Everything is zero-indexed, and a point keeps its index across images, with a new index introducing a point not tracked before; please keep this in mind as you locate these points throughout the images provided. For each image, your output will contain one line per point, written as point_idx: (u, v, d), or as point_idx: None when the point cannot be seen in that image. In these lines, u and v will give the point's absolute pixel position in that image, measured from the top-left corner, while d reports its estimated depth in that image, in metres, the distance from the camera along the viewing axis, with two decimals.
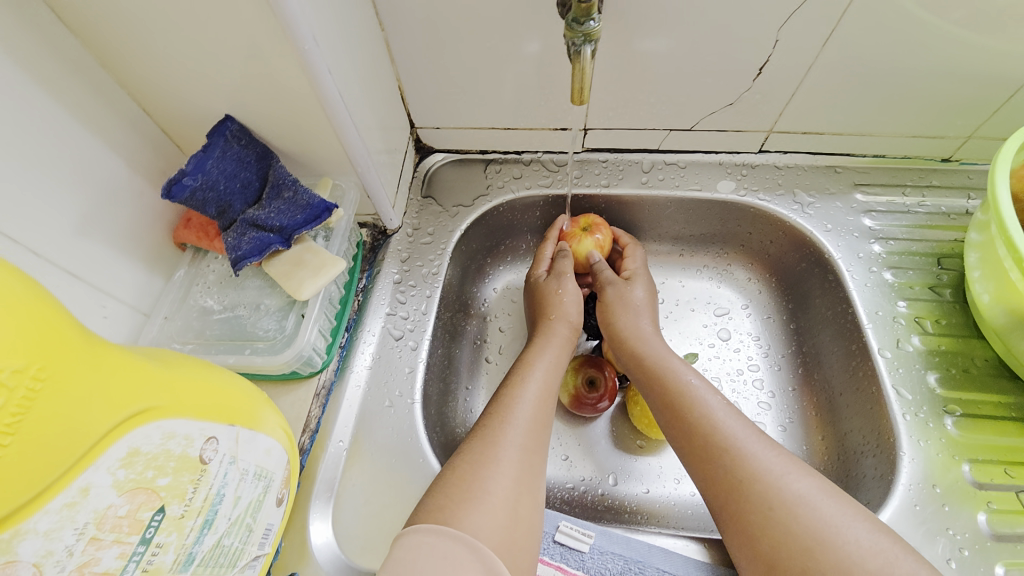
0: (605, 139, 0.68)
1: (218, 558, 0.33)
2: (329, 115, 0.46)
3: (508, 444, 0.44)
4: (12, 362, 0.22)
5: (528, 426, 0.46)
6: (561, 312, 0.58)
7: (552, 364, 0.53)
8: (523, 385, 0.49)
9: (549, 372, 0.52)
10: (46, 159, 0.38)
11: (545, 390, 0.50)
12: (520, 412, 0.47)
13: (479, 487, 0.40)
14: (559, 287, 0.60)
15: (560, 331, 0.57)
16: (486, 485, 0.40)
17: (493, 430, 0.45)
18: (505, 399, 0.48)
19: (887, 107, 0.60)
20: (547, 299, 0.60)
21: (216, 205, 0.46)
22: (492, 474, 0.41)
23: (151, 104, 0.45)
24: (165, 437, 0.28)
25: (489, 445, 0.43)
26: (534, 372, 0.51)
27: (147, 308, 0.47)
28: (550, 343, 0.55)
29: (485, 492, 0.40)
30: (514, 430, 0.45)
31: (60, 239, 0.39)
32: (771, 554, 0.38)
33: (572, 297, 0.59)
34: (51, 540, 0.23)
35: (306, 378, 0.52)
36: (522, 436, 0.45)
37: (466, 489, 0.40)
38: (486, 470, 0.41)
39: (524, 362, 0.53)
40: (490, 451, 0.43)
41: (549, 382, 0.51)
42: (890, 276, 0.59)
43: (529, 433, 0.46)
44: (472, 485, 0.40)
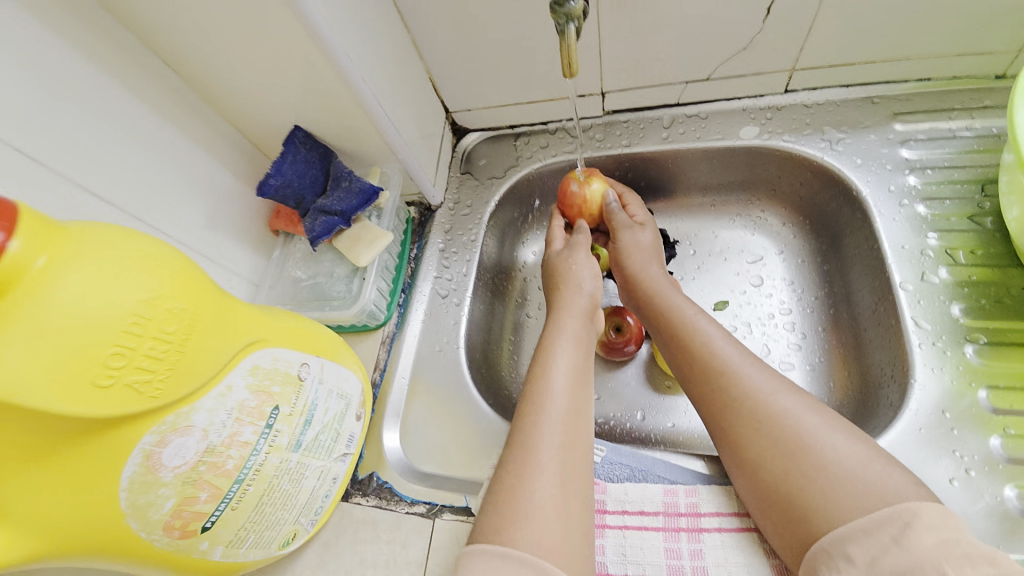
0: (623, 100, 0.71)
1: (317, 448, 0.47)
2: (370, 116, 0.56)
3: (546, 436, 0.44)
4: (180, 304, 0.35)
5: (565, 418, 0.46)
6: (570, 279, 0.59)
7: (572, 340, 0.53)
8: (547, 376, 0.49)
9: (571, 351, 0.51)
10: (180, 175, 0.54)
11: (572, 373, 0.49)
12: (552, 404, 0.46)
13: (528, 482, 0.41)
14: (571, 256, 0.61)
15: (576, 302, 0.57)
16: (536, 479, 0.41)
17: (528, 425, 0.45)
18: (535, 390, 0.48)
19: (921, 27, 0.57)
20: (559, 272, 0.61)
21: (294, 198, 0.59)
22: (538, 469, 0.42)
23: (243, 125, 0.60)
24: (274, 359, 0.42)
25: (529, 438, 0.44)
26: (556, 357, 0.50)
27: (257, 281, 0.63)
28: (567, 314, 0.55)
29: (536, 486, 0.41)
30: (551, 426, 0.45)
31: (196, 232, 0.55)
32: (756, 459, 0.44)
33: (583, 264, 0.60)
34: (212, 415, 0.37)
35: (374, 329, 0.66)
36: (558, 430, 0.45)
37: (514, 488, 0.41)
38: (532, 465, 0.42)
39: (545, 347, 0.52)
40: (528, 445, 0.44)
41: (575, 362, 0.51)
42: (923, 209, 0.57)
43: (567, 427, 0.45)
44: (521, 481, 0.41)
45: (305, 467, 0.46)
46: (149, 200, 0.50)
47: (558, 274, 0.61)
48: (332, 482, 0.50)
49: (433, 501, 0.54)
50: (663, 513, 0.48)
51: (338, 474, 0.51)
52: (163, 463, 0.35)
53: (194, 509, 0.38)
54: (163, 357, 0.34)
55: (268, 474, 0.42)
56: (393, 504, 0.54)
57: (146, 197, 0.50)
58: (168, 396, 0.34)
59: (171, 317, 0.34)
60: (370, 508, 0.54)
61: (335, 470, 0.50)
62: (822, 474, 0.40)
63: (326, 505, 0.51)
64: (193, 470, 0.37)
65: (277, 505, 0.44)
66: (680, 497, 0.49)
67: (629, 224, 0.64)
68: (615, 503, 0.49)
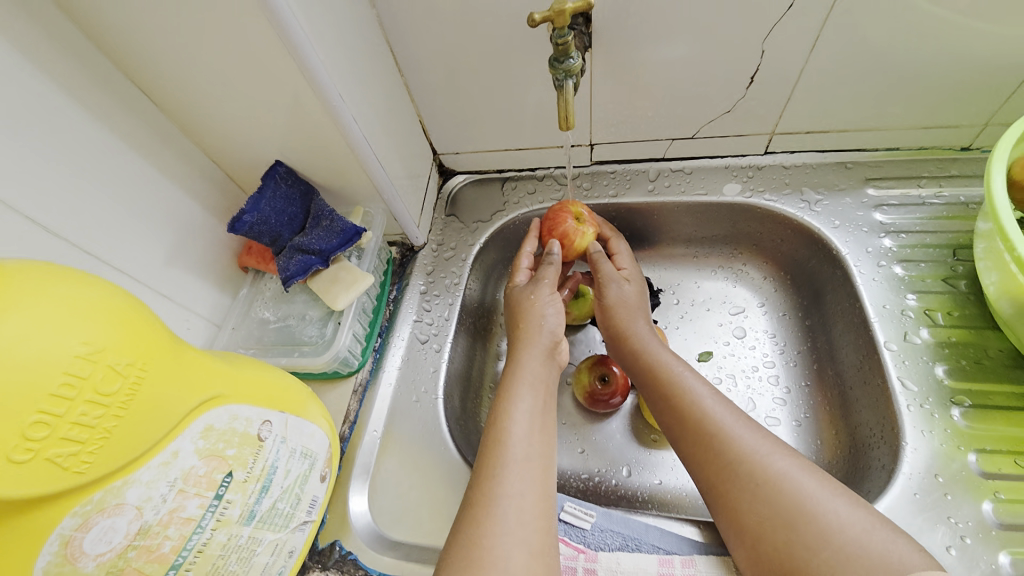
0: (611, 151, 0.72)
1: (274, 517, 0.41)
2: (357, 154, 0.54)
3: (497, 492, 0.41)
4: (125, 357, 0.30)
5: (521, 469, 0.42)
6: (532, 319, 0.55)
7: (532, 387, 0.49)
8: (503, 425, 0.45)
9: (532, 399, 0.48)
10: (143, 206, 0.49)
11: (531, 422, 0.46)
12: (506, 455, 0.43)
13: (478, 542, 0.38)
14: (535, 292, 0.57)
15: (539, 343, 0.53)
16: (486, 540, 0.38)
17: (480, 480, 0.42)
18: (493, 438, 0.45)
19: (891, 101, 0.60)
20: (521, 311, 0.57)
21: (269, 235, 0.56)
22: (489, 529, 0.39)
23: (220, 157, 0.56)
24: (231, 418, 0.37)
25: (482, 498, 0.41)
26: (514, 404, 0.47)
27: (219, 320, 0.58)
28: (528, 359, 0.51)
29: (488, 547, 0.38)
30: (502, 480, 0.41)
31: (154, 268, 0.50)
32: (757, 528, 0.41)
33: (547, 303, 0.56)
34: (150, 488, 0.32)
35: (346, 376, 0.61)
36: (512, 483, 0.41)
37: (462, 549, 0.38)
38: (481, 524, 0.39)
39: (504, 393, 0.48)
40: (479, 504, 0.40)
41: (536, 409, 0.47)
42: (900, 270, 0.59)
43: (522, 479, 0.42)
44: (471, 542, 0.38)
45: (257, 542, 0.40)
46: (104, 232, 0.46)
47: (518, 312, 0.57)
48: (288, 556, 0.44)
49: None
50: None
51: (296, 545, 0.45)
52: (84, 552, 0.30)
53: None
54: (98, 422, 0.29)
55: (212, 554, 0.37)
56: None
57: (101, 229, 0.46)
58: (98, 468, 0.29)
59: (112, 373, 0.29)
60: None
61: (293, 542, 0.44)
62: (827, 545, 0.38)
63: None
64: (120, 558, 0.31)
65: None
66: (676, 569, 0.45)
67: (615, 278, 0.62)
68: (606, 573, 0.45)
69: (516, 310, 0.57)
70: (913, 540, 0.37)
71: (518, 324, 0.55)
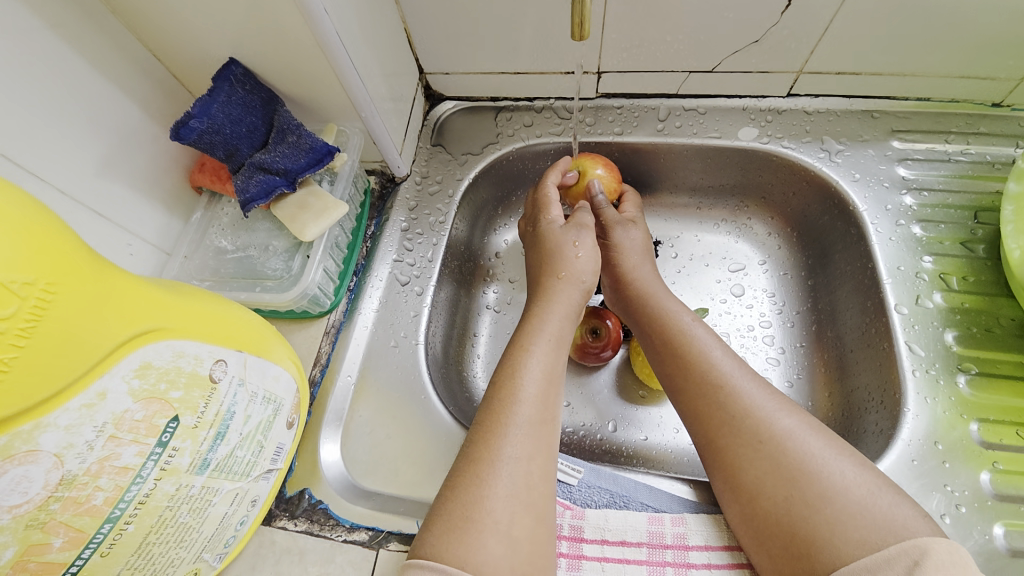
0: (620, 83, 0.64)
1: (232, 466, 0.37)
2: (329, 57, 0.46)
3: (504, 455, 0.37)
4: (22, 274, 0.24)
5: (531, 430, 0.39)
6: (573, 271, 0.50)
7: (554, 342, 0.45)
8: (516, 380, 0.41)
9: (550, 355, 0.44)
10: (65, 103, 0.41)
11: (545, 379, 0.42)
12: (516, 414, 0.39)
13: (476, 506, 0.35)
14: (578, 240, 0.51)
15: (568, 299, 0.48)
16: (483, 504, 0.35)
17: (483, 437, 0.38)
18: (503, 393, 0.40)
19: (935, 42, 0.54)
20: (557, 258, 0.51)
21: (224, 148, 0.48)
22: (491, 493, 0.36)
23: (161, 50, 0.47)
24: (175, 355, 0.31)
25: (485, 458, 0.37)
26: (531, 358, 0.43)
27: (169, 248, 0.51)
28: (554, 312, 0.47)
29: (487, 513, 0.35)
30: (509, 442, 0.38)
31: (83, 179, 0.42)
32: (755, 485, 0.39)
33: (588, 255, 0.51)
34: (71, 435, 0.27)
35: (318, 317, 0.55)
36: (517, 447, 0.38)
37: (457, 510, 0.35)
38: (482, 486, 0.36)
39: (521, 346, 0.44)
40: (480, 464, 0.37)
41: (551, 365, 0.43)
42: (919, 230, 0.56)
43: (531, 442, 0.38)
44: (468, 504, 0.35)
45: (213, 492, 0.36)
46: (13, 127, 0.37)
47: (552, 258, 0.51)
48: (250, 505, 0.40)
49: (377, 526, 0.45)
50: (648, 545, 0.42)
51: (259, 494, 0.41)
52: None
53: (46, 560, 0.28)
54: None
55: (158, 506, 0.32)
56: (328, 531, 0.45)
57: (8, 122, 0.37)
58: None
59: (4, 293, 0.23)
60: (297, 534, 0.45)
61: (255, 491, 0.40)
62: (828, 505, 0.36)
63: (240, 534, 0.41)
64: (41, 510, 0.27)
65: (171, 543, 0.34)
66: (666, 527, 0.43)
67: (620, 220, 0.58)
68: (593, 531, 0.43)
69: (548, 255, 0.52)
70: (916, 504, 0.36)
71: (552, 270, 0.50)
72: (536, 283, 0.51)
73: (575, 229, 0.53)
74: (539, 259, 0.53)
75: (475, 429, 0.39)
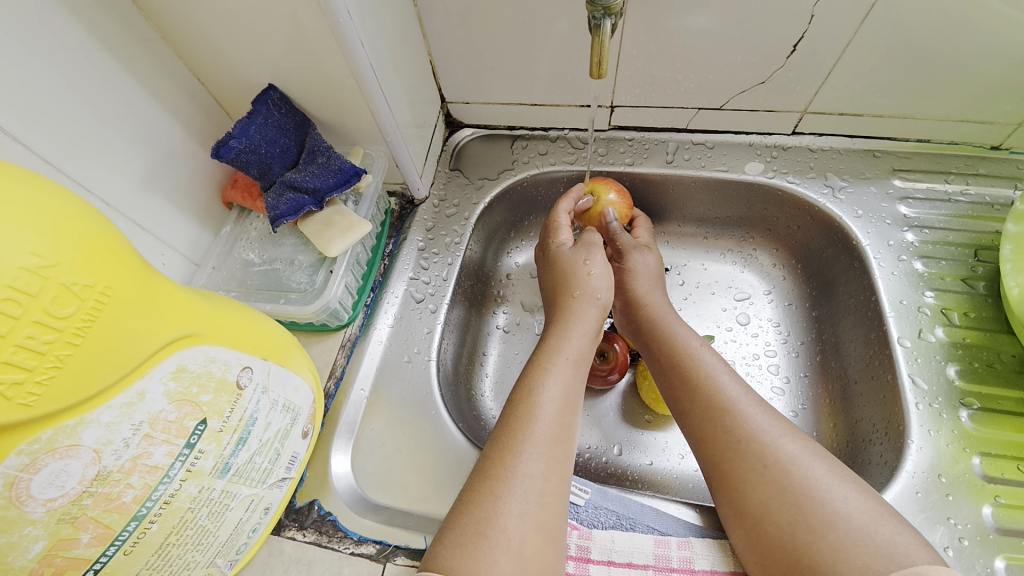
0: (632, 117, 0.68)
1: (250, 472, 0.38)
2: (361, 86, 0.49)
3: (519, 472, 0.38)
4: (83, 278, 0.26)
5: (546, 449, 0.40)
6: (586, 289, 0.52)
7: (571, 362, 0.46)
8: (531, 399, 0.42)
9: (568, 375, 0.45)
10: (116, 120, 0.44)
11: (563, 399, 0.43)
12: (532, 432, 0.40)
13: (491, 522, 0.36)
14: (588, 258, 0.53)
15: (586, 318, 0.50)
16: (497, 521, 0.36)
17: (498, 455, 0.39)
18: (521, 412, 0.42)
19: (933, 88, 0.57)
20: (571, 277, 0.53)
21: (257, 166, 0.50)
22: (505, 510, 0.36)
23: (205, 74, 0.50)
24: (208, 360, 0.33)
25: (500, 475, 0.38)
26: (548, 378, 0.44)
27: (198, 259, 0.53)
28: (572, 332, 0.48)
29: (501, 530, 0.35)
30: (524, 460, 0.39)
31: (127, 192, 0.45)
32: (760, 508, 0.40)
33: (600, 273, 0.53)
34: (110, 431, 0.28)
35: (335, 330, 0.57)
36: (532, 465, 0.39)
37: (471, 525, 0.36)
38: (497, 503, 0.37)
39: (538, 365, 0.45)
40: (495, 481, 0.38)
41: (569, 384, 0.44)
42: (920, 265, 0.58)
43: (546, 461, 0.39)
44: (483, 520, 0.36)
45: (231, 496, 0.37)
46: (68, 141, 0.40)
47: (566, 277, 0.53)
48: (263, 513, 0.41)
49: (384, 540, 0.45)
50: (654, 567, 0.43)
51: (272, 502, 0.42)
52: (31, 496, 0.26)
53: (72, 555, 0.29)
54: (47, 349, 0.24)
55: (180, 507, 0.33)
56: (336, 542, 0.45)
57: (64, 136, 0.40)
58: (48, 401, 0.25)
59: (66, 294, 0.25)
60: (306, 545, 0.45)
61: (269, 498, 0.41)
62: (831, 531, 0.36)
63: (252, 541, 0.42)
64: (74, 505, 0.28)
65: (188, 545, 0.35)
66: (672, 550, 0.44)
67: (635, 245, 0.60)
68: (600, 552, 0.44)
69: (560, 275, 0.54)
70: (918, 533, 0.36)
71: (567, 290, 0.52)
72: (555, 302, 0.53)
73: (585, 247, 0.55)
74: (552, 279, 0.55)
75: (491, 447, 0.40)
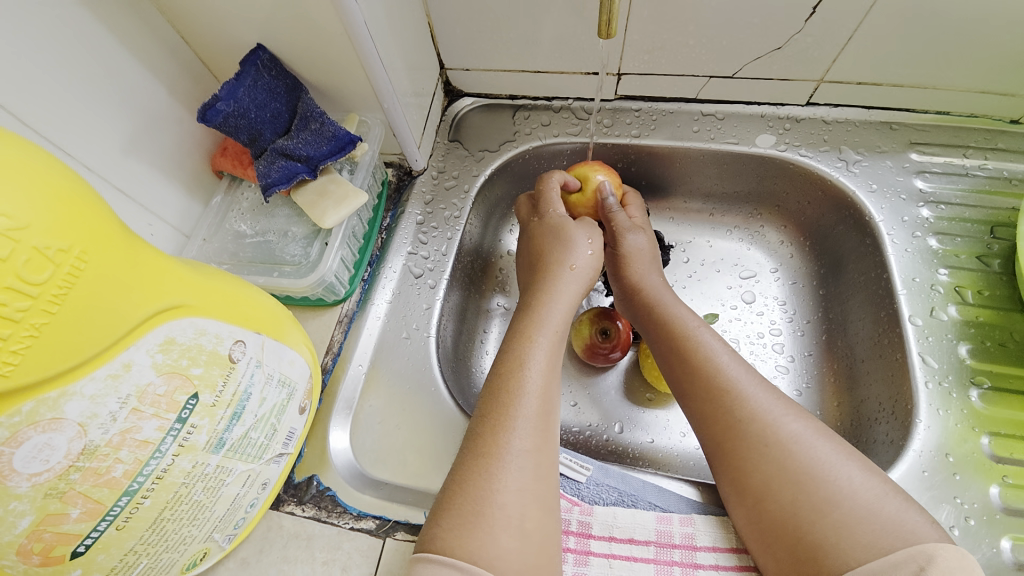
0: (640, 85, 0.65)
1: (246, 448, 0.37)
2: (356, 47, 0.46)
3: (511, 447, 0.37)
4: (58, 242, 0.24)
5: (535, 422, 0.39)
6: (572, 262, 0.50)
7: (555, 335, 0.45)
8: (523, 373, 0.41)
9: (553, 348, 0.44)
10: (95, 81, 0.41)
11: (548, 372, 0.42)
12: (522, 406, 0.39)
13: (487, 500, 0.35)
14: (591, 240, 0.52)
15: (568, 292, 0.48)
16: (495, 498, 0.35)
17: (491, 429, 0.38)
18: (505, 386, 0.40)
19: (958, 57, 0.54)
20: (555, 246, 0.51)
21: (247, 132, 0.48)
22: (501, 486, 0.36)
23: (189, 32, 0.47)
24: (197, 332, 0.32)
25: (493, 451, 0.37)
26: (536, 351, 0.43)
27: (188, 230, 0.51)
28: (555, 302, 0.47)
29: (498, 506, 0.35)
30: (515, 435, 0.38)
31: (109, 158, 0.43)
32: (762, 487, 0.39)
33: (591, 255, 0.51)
34: (95, 404, 0.27)
35: (332, 305, 0.56)
36: (525, 439, 0.38)
37: (467, 505, 0.35)
38: (492, 479, 0.36)
39: (522, 337, 0.44)
40: (488, 458, 0.37)
41: (553, 357, 0.43)
42: (935, 242, 0.56)
43: (536, 434, 0.38)
44: (478, 498, 0.35)
45: (226, 472, 0.36)
46: (45, 102, 0.38)
47: (560, 247, 0.51)
48: (261, 488, 0.40)
49: (384, 515, 0.45)
50: (656, 543, 0.43)
51: (270, 477, 0.41)
52: (15, 470, 0.25)
53: (62, 530, 0.28)
54: (22, 317, 0.23)
55: (174, 482, 0.32)
56: (335, 518, 0.45)
57: (40, 97, 0.37)
58: (26, 372, 0.24)
59: (40, 258, 0.23)
60: (305, 520, 0.45)
61: (266, 474, 0.40)
62: (835, 509, 0.36)
63: (250, 516, 0.41)
64: (61, 480, 0.27)
65: (183, 520, 0.34)
66: (674, 526, 0.43)
67: (629, 226, 0.57)
68: (602, 527, 0.43)
69: (555, 243, 0.52)
70: (925, 510, 0.36)
71: (562, 261, 0.50)
72: (538, 270, 0.51)
73: (586, 227, 0.53)
74: (542, 245, 0.53)
75: (483, 422, 0.39)
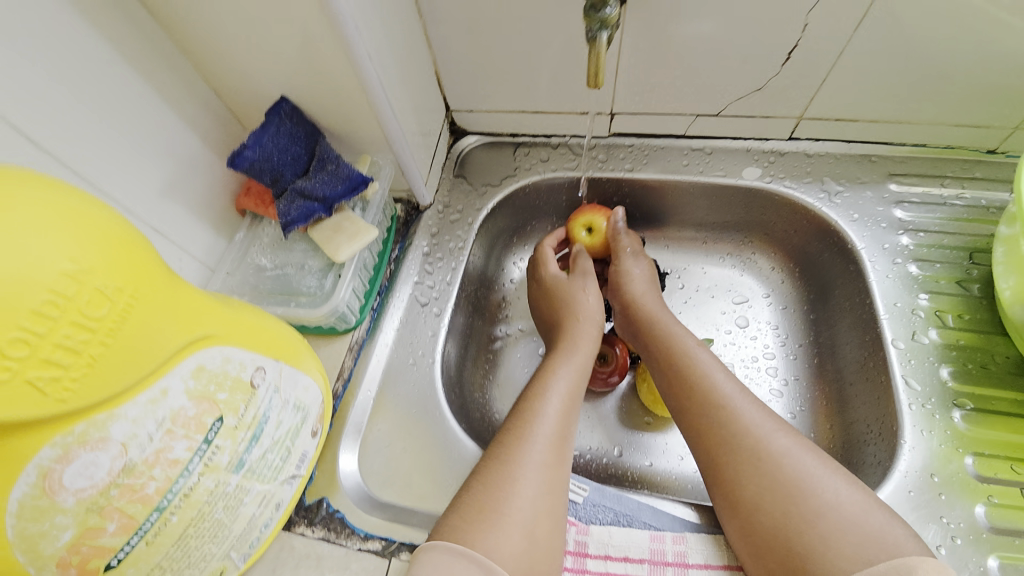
0: (632, 124, 0.69)
1: (263, 469, 0.40)
2: (370, 98, 0.51)
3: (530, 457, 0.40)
4: (114, 283, 0.28)
5: (554, 443, 0.41)
6: (585, 310, 0.55)
7: (577, 368, 0.48)
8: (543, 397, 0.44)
9: (573, 378, 0.47)
10: (139, 132, 0.46)
11: (569, 398, 0.45)
12: (542, 426, 0.42)
13: (506, 500, 0.38)
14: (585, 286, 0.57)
15: (588, 331, 0.53)
16: (512, 500, 0.38)
17: (514, 440, 0.41)
18: (526, 407, 0.44)
19: (927, 94, 0.58)
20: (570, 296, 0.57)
21: (270, 175, 0.53)
22: (517, 490, 0.38)
23: (222, 88, 0.53)
24: (224, 360, 0.35)
25: (513, 457, 0.40)
26: (556, 379, 0.46)
27: (212, 264, 0.55)
28: (575, 342, 0.51)
29: (515, 507, 0.37)
30: (535, 448, 0.40)
31: (147, 200, 0.47)
32: (754, 500, 0.41)
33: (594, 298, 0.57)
34: (136, 426, 0.30)
35: (342, 334, 0.58)
36: (544, 453, 0.40)
37: (486, 502, 0.37)
38: (512, 482, 0.38)
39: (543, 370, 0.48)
40: (511, 463, 0.39)
41: (574, 387, 0.46)
42: (915, 269, 0.59)
43: (554, 453, 0.41)
44: (497, 497, 0.38)
45: (244, 492, 0.38)
46: (96, 153, 0.42)
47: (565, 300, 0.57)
48: (275, 508, 0.43)
49: (390, 536, 0.47)
50: (649, 561, 0.44)
51: (283, 499, 0.43)
52: (63, 486, 0.28)
53: (98, 544, 0.31)
54: (83, 349, 0.27)
55: (198, 500, 0.35)
56: (343, 538, 0.47)
57: (91, 149, 0.42)
58: (83, 397, 0.28)
59: (99, 298, 0.27)
60: (315, 540, 0.47)
61: (280, 495, 0.43)
62: (824, 521, 0.38)
63: (264, 535, 0.43)
64: (102, 495, 0.30)
65: (205, 537, 0.37)
66: (667, 545, 0.45)
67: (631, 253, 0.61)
68: (597, 546, 0.45)
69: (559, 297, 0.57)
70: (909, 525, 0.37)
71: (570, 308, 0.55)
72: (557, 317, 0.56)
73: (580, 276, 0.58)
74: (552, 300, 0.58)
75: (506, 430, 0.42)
